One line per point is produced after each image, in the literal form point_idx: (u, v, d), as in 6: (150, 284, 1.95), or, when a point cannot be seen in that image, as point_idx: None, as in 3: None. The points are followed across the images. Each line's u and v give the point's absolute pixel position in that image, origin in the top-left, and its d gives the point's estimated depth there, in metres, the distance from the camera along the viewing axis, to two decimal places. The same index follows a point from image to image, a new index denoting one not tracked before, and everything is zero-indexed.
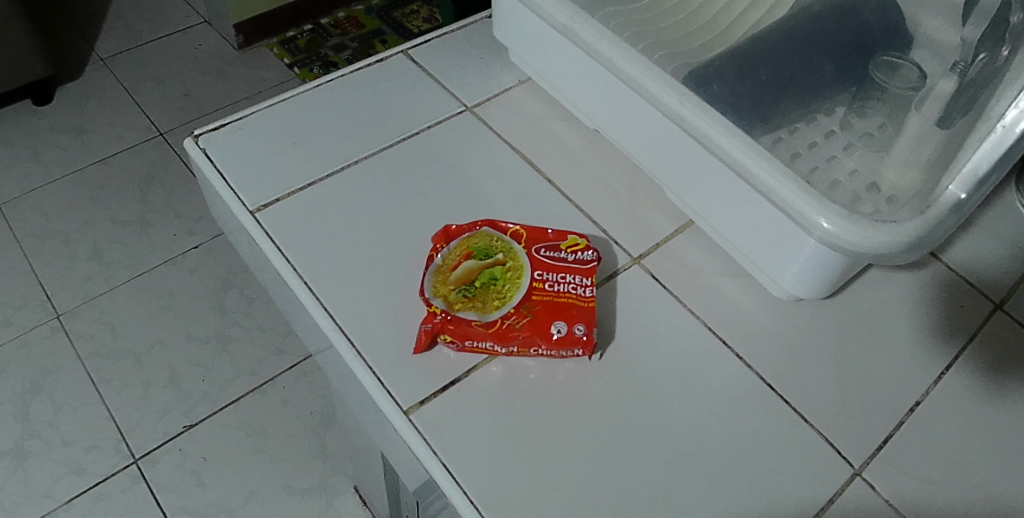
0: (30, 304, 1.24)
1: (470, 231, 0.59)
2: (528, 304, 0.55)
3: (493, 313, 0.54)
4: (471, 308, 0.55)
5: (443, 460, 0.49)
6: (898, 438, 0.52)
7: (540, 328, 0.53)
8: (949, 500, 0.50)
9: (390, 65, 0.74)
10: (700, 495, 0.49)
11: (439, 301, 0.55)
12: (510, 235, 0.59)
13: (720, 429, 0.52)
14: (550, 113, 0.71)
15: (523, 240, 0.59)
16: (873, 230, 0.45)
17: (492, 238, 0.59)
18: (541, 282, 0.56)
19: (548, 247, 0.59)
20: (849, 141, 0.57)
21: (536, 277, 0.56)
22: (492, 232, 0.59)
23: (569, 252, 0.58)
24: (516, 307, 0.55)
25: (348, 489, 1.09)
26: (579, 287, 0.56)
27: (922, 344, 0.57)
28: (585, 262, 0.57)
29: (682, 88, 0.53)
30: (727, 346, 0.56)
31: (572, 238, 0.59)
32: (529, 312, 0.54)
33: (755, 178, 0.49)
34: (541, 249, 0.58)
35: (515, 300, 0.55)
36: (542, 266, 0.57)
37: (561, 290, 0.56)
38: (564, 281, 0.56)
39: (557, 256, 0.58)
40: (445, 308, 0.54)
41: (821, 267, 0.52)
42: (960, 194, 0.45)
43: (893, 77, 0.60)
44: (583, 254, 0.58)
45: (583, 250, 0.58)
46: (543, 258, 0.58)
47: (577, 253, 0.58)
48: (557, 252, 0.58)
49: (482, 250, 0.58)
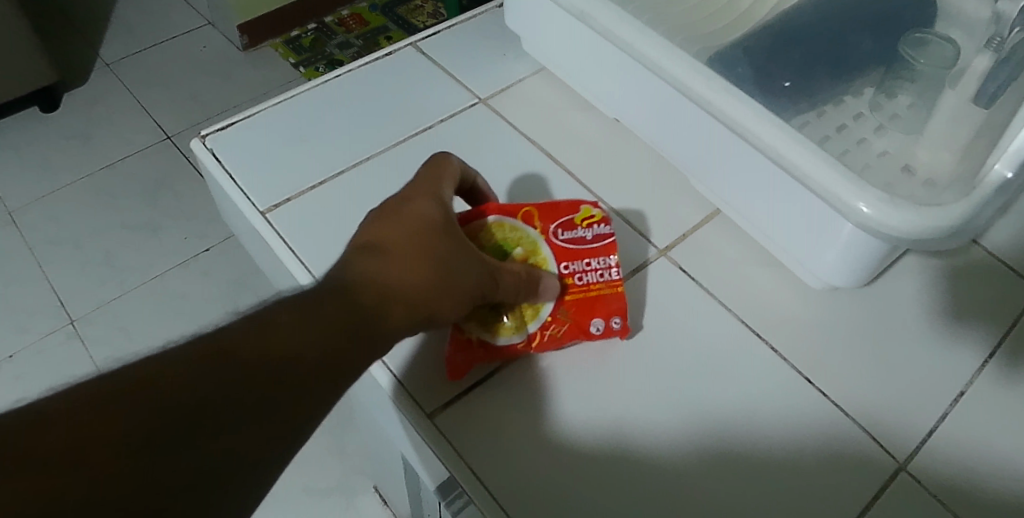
0: (44, 310, 1.23)
1: (475, 220, 0.52)
2: (562, 306, 0.51)
3: (530, 325, 0.51)
4: (506, 325, 0.50)
5: (468, 463, 0.48)
6: (942, 430, 0.50)
7: (581, 334, 0.52)
8: (997, 494, 0.48)
9: (400, 59, 0.72)
10: (735, 494, 0.47)
11: (472, 325, 0.50)
12: (521, 217, 0.53)
13: (756, 424, 0.50)
14: (568, 101, 0.69)
15: (535, 220, 0.53)
16: (914, 215, 0.43)
17: (504, 229, 0.52)
18: (569, 277, 0.52)
19: (563, 224, 0.53)
20: (879, 123, 0.55)
21: (563, 273, 0.52)
22: (500, 218, 0.52)
23: (585, 227, 0.53)
24: (552, 316, 0.51)
25: (369, 488, 1.05)
26: (606, 272, 0.52)
27: (962, 331, 0.55)
28: (602, 236, 0.53)
29: (709, 71, 0.51)
30: (760, 338, 0.54)
31: (586, 209, 0.54)
32: (567, 317, 0.51)
33: (789, 164, 0.47)
34: (557, 231, 0.53)
35: (549, 307, 0.51)
36: (565, 255, 0.52)
37: (590, 282, 0.52)
38: (591, 269, 0.52)
39: (576, 236, 0.53)
40: (483, 337, 0.50)
41: (858, 255, 0.50)
42: (1005, 174, 0.43)
43: (925, 55, 0.57)
44: (600, 228, 0.54)
45: (599, 222, 0.54)
46: (564, 243, 0.53)
47: (592, 228, 0.53)
48: (573, 230, 0.53)
49: (495, 248, 0.51)
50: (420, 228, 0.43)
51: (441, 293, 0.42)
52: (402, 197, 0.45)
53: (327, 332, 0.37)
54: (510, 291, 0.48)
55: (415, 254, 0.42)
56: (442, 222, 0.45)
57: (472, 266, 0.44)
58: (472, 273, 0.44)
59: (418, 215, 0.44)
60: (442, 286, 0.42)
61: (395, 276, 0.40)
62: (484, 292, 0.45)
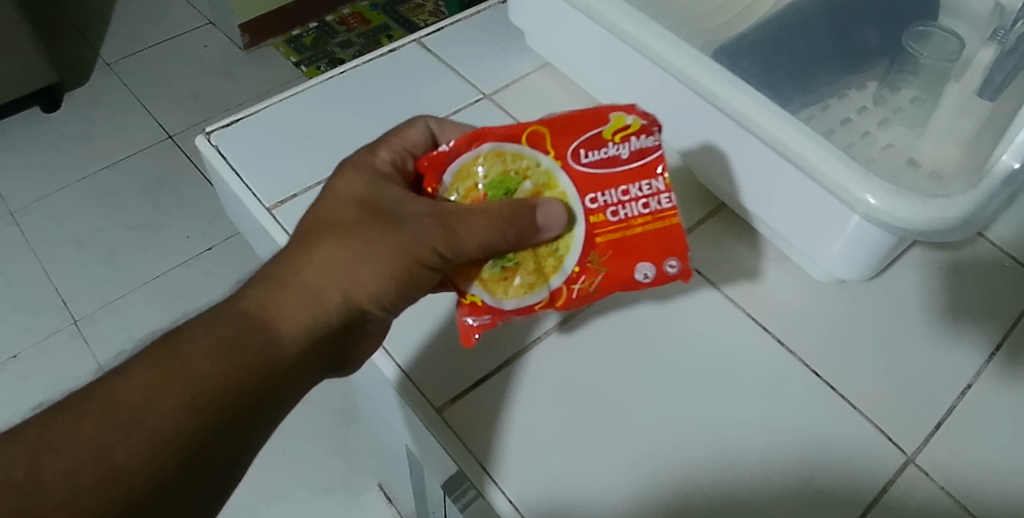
0: (47, 311, 1.24)
1: (470, 154, 0.46)
2: (594, 251, 0.46)
3: (553, 279, 0.46)
4: (520, 282, 0.46)
5: (477, 455, 0.48)
6: (949, 423, 0.50)
7: (622, 281, 0.46)
8: (1005, 486, 0.48)
9: (403, 55, 0.72)
10: (745, 485, 0.47)
11: (471, 284, 0.46)
12: (528, 141, 0.45)
13: (764, 417, 0.50)
14: (572, 97, 0.69)
15: (546, 140, 0.45)
16: (922, 206, 0.43)
17: (505, 160, 0.45)
18: (600, 213, 0.46)
19: (586, 143, 0.45)
20: (884, 117, 0.55)
21: (592, 208, 0.45)
22: (500, 148, 0.45)
23: (619, 142, 0.45)
24: (580, 265, 0.46)
25: (373, 487, 1.05)
26: (648, 201, 0.46)
27: (968, 324, 0.55)
28: (641, 152, 0.45)
29: (715, 65, 0.51)
30: (767, 332, 0.54)
31: (616, 116, 0.45)
32: (600, 265, 0.46)
33: (797, 156, 0.47)
34: (580, 154, 0.45)
35: (575, 256, 0.46)
36: (593, 183, 0.45)
37: (627, 217, 0.46)
38: (627, 200, 0.46)
39: (606, 157, 0.45)
40: (491, 299, 0.46)
41: (864, 248, 0.50)
42: (1013, 164, 0.43)
43: (928, 48, 0.58)
44: (637, 140, 0.45)
45: (636, 135, 0.45)
46: (590, 167, 0.45)
47: (628, 142, 0.45)
48: (602, 148, 0.45)
49: (497, 185, 0.45)
50: (336, 207, 0.44)
51: (352, 271, 0.42)
52: (335, 175, 0.46)
53: (244, 336, 0.40)
54: (481, 236, 0.43)
55: (324, 237, 0.42)
56: (363, 195, 0.44)
57: (398, 229, 0.42)
58: (400, 237, 0.42)
59: (338, 194, 0.44)
60: (353, 263, 0.42)
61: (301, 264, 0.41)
62: (428, 251, 0.42)
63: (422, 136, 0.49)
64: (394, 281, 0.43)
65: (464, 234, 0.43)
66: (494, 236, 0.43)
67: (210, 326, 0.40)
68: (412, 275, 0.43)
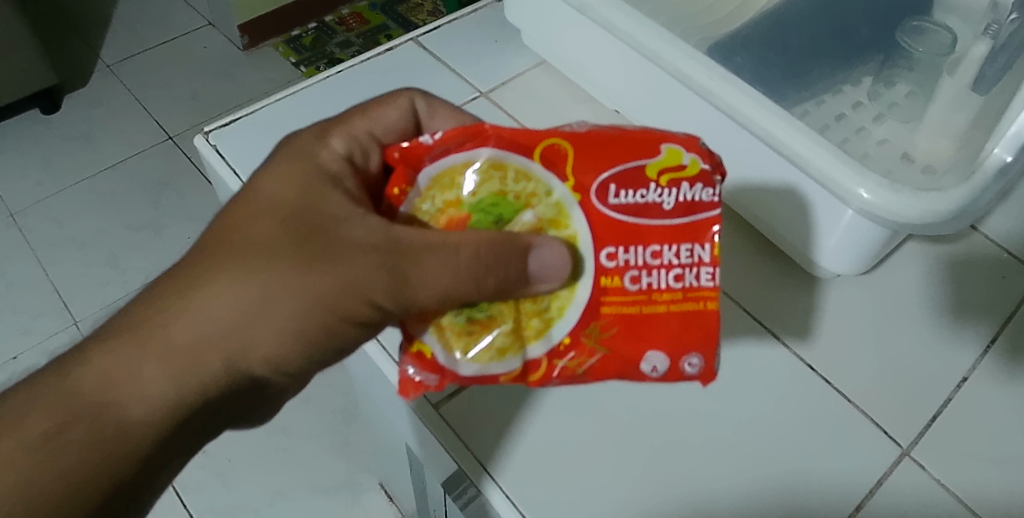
0: (48, 311, 1.24)
1: (461, 159, 0.41)
2: (596, 322, 0.41)
3: (532, 348, 0.41)
4: (487, 341, 0.41)
5: (475, 453, 0.49)
6: (945, 417, 0.51)
7: (619, 366, 0.41)
8: (1001, 479, 0.48)
9: (400, 54, 0.72)
10: (741, 479, 0.48)
11: (424, 330, 0.41)
12: (542, 160, 0.41)
13: (760, 412, 0.50)
14: (568, 94, 0.69)
15: (569, 164, 0.41)
16: (915, 199, 0.43)
17: (505, 177, 0.41)
18: (617, 276, 0.41)
19: (622, 179, 0.40)
20: (879, 112, 0.56)
21: (610, 268, 0.41)
22: (503, 160, 0.41)
23: (666, 188, 0.40)
24: (573, 338, 0.41)
25: (375, 485, 1.05)
26: (677, 270, 0.41)
27: (963, 318, 0.55)
28: (689, 205, 0.40)
29: (709, 61, 0.51)
30: (762, 326, 0.54)
31: (670, 151, 0.40)
32: (599, 342, 0.41)
33: (790, 151, 0.47)
34: (611, 192, 0.40)
35: (564, 328, 0.41)
36: (618, 233, 0.40)
37: (647, 288, 0.41)
38: (654, 268, 0.40)
39: (642, 204, 0.40)
40: (445, 356, 0.41)
41: (859, 245, 0.50)
42: (1004, 158, 0.43)
43: (923, 42, 0.58)
44: (688, 188, 0.40)
45: (684, 183, 0.40)
46: (617, 211, 0.40)
47: (675, 189, 0.40)
48: (640, 189, 0.40)
49: (488, 205, 0.41)
50: (265, 218, 0.40)
51: (275, 294, 0.39)
52: (275, 172, 0.43)
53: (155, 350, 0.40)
54: (437, 284, 0.39)
55: (239, 265, 0.39)
56: (295, 210, 0.41)
57: (326, 267, 0.39)
58: (329, 277, 0.39)
59: (270, 202, 0.41)
60: (277, 287, 0.39)
61: (207, 298, 0.39)
62: (367, 289, 0.39)
63: (401, 112, 0.47)
64: (312, 324, 0.40)
65: (415, 280, 0.39)
66: (458, 285, 0.39)
67: (125, 341, 0.40)
68: (338, 318, 0.40)
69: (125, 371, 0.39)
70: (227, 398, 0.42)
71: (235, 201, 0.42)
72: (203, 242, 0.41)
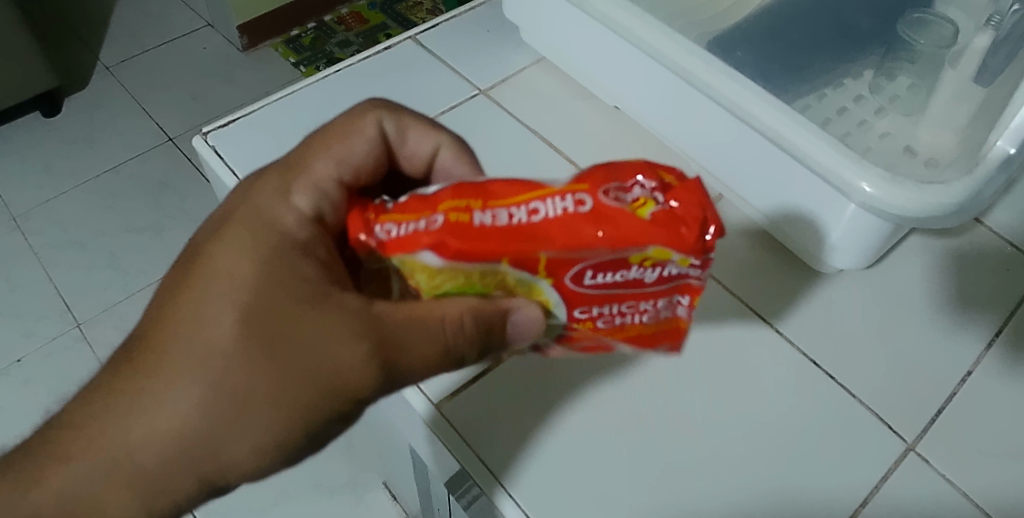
0: (50, 315, 1.24)
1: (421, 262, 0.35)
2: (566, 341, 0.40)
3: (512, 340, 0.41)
4: None
5: (479, 454, 0.48)
6: (950, 411, 0.50)
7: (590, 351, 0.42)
8: (1007, 473, 0.48)
9: (399, 53, 0.72)
10: (744, 476, 0.48)
11: None
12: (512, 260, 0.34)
13: (763, 409, 0.50)
14: (569, 90, 0.69)
15: (540, 265, 0.34)
16: (917, 192, 0.43)
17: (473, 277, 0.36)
18: (589, 322, 0.38)
19: (599, 266, 0.34)
20: (880, 105, 0.55)
21: (581, 319, 0.38)
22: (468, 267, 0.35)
23: (647, 269, 0.34)
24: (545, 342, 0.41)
25: (379, 485, 1.05)
26: (649, 313, 0.38)
27: (968, 311, 0.55)
28: (672, 277, 0.35)
29: (708, 55, 0.51)
30: (765, 321, 0.54)
31: (657, 249, 0.33)
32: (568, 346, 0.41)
33: (791, 146, 0.47)
34: (585, 274, 0.35)
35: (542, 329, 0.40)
36: (591, 300, 0.37)
37: (618, 326, 0.38)
38: (625, 315, 0.38)
39: (620, 281, 0.35)
40: None
41: (862, 238, 0.50)
42: (1008, 150, 0.43)
43: (924, 35, 0.57)
44: (673, 268, 0.34)
45: (667, 266, 0.34)
46: (591, 287, 0.36)
47: (658, 268, 0.34)
48: (619, 270, 0.35)
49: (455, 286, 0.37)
50: (222, 320, 0.37)
51: (245, 410, 0.36)
52: (227, 249, 0.39)
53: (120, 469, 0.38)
54: (417, 359, 0.37)
55: (192, 376, 0.37)
56: (250, 302, 0.37)
57: (290, 375, 0.36)
58: (294, 385, 0.36)
59: (220, 293, 0.37)
60: (246, 402, 0.36)
61: (155, 416, 0.37)
62: (347, 390, 0.37)
63: (368, 140, 0.44)
64: (279, 440, 0.37)
65: (399, 359, 0.37)
66: (440, 353, 0.37)
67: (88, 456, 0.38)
68: (314, 426, 0.37)
69: (89, 495, 0.39)
70: (194, 508, 0.41)
71: (186, 293, 0.38)
72: (147, 345, 0.38)
